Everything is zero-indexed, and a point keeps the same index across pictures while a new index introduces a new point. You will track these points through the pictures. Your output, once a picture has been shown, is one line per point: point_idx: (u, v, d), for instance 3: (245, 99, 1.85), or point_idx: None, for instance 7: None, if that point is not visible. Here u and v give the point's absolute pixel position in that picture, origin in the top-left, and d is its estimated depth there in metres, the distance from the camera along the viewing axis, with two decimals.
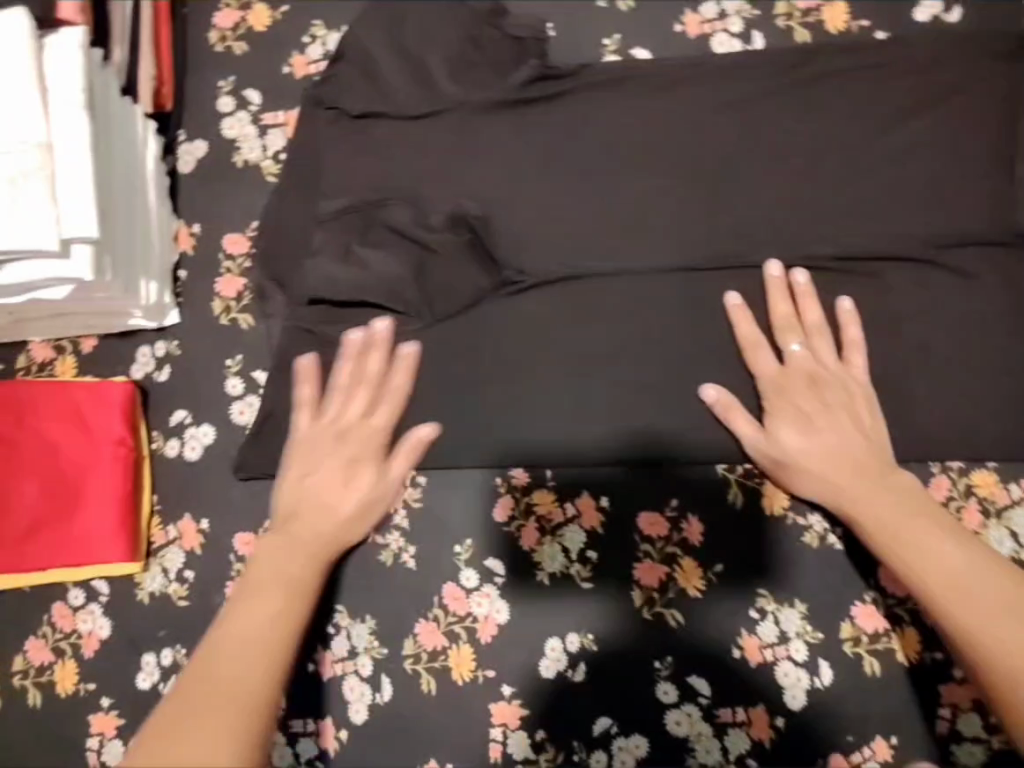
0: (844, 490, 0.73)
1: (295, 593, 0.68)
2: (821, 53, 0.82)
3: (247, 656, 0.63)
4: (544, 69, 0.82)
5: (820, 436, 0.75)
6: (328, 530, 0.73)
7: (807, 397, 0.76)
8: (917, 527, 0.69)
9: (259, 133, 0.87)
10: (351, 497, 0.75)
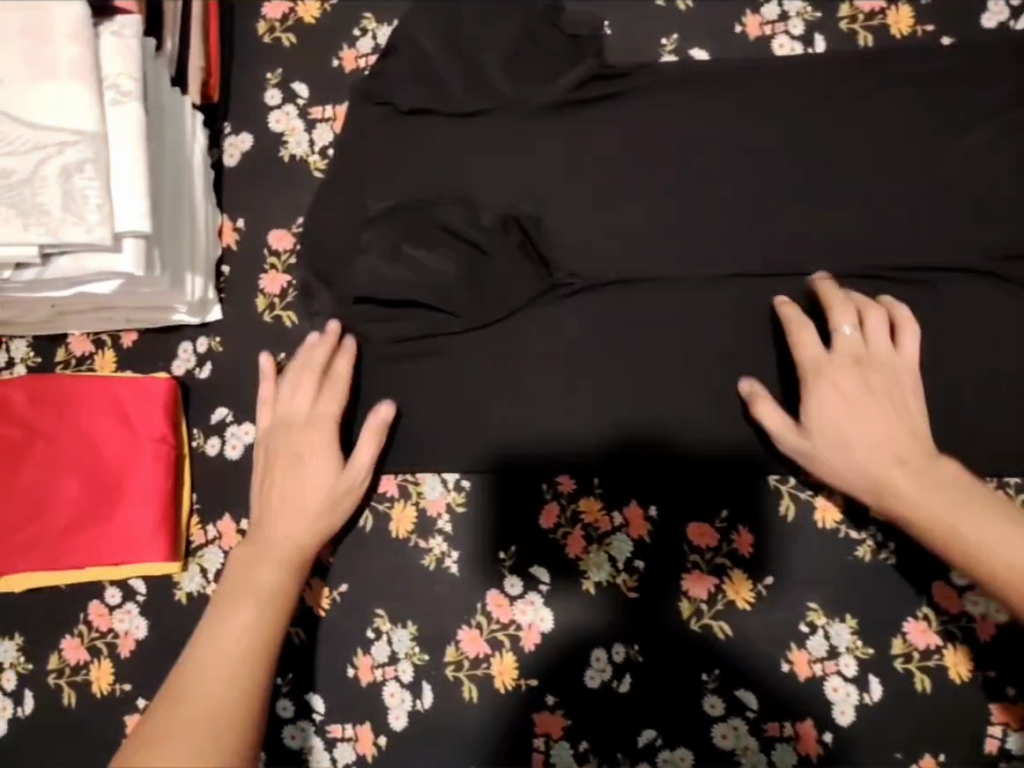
0: (893, 479, 0.69)
1: (257, 600, 0.69)
2: (880, 62, 0.82)
3: (214, 670, 0.64)
4: (600, 68, 0.83)
5: (868, 424, 0.71)
6: (300, 526, 0.73)
7: (852, 380, 0.72)
8: (975, 516, 0.65)
9: (306, 127, 0.87)
10: (323, 490, 0.74)
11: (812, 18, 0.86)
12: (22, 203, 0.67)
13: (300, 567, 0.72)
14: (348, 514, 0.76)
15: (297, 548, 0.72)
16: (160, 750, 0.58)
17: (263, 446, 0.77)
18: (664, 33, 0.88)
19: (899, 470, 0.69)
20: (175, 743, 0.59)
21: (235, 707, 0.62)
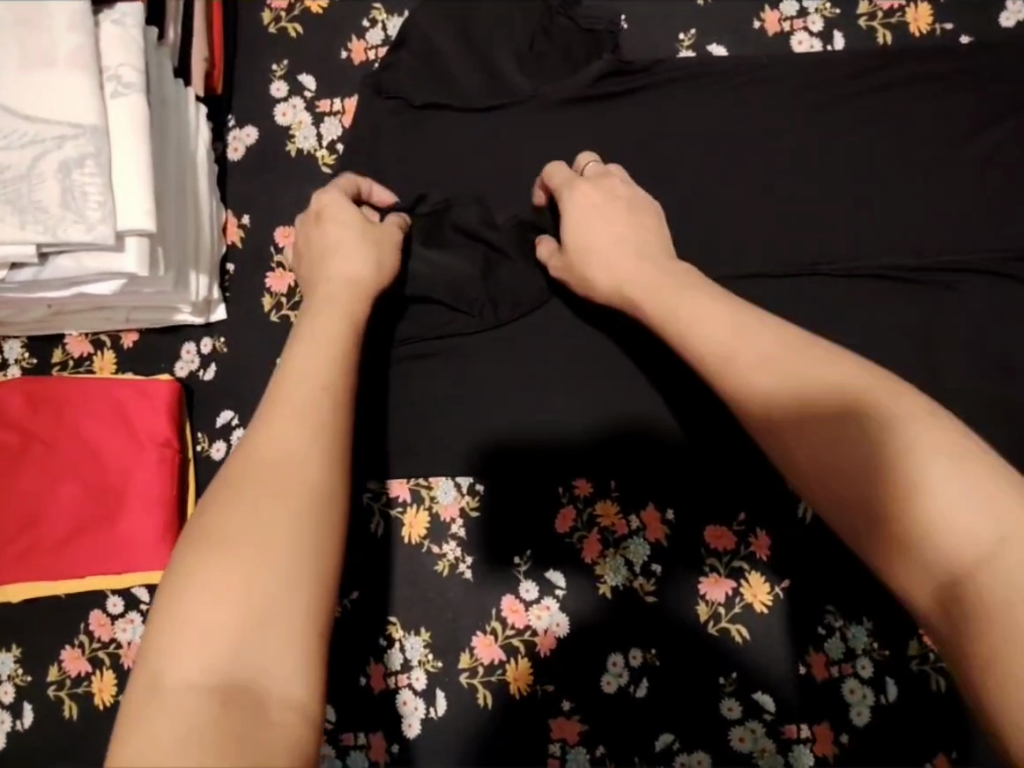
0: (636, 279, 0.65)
1: (321, 347, 0.58)
2: (900, 60, 0.81)
3: (286, 420, 0.52)
4: (618, 64, 0.81)
5: (603, 229, 0.69)
6: (352, 280, 0.66)
7: (597, 194, 0.71)
8: (731, 327, 0.56)
9: (313, 121, 0.84)
10: (364, 241, 0.70)
11: (831, 15, 0.86)
12: (18, 200, 0.64)
13: (356, 318, 0.64)
14: (392, 270, 0.72)
15: (355, 299, 0.65)
16: (236, 504, 0.47)
17: (298, 251, 0.72)
18: (681, 28, 0.87)
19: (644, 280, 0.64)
20: (257, 494, 0.48)
21: (318, 454, 0.51)
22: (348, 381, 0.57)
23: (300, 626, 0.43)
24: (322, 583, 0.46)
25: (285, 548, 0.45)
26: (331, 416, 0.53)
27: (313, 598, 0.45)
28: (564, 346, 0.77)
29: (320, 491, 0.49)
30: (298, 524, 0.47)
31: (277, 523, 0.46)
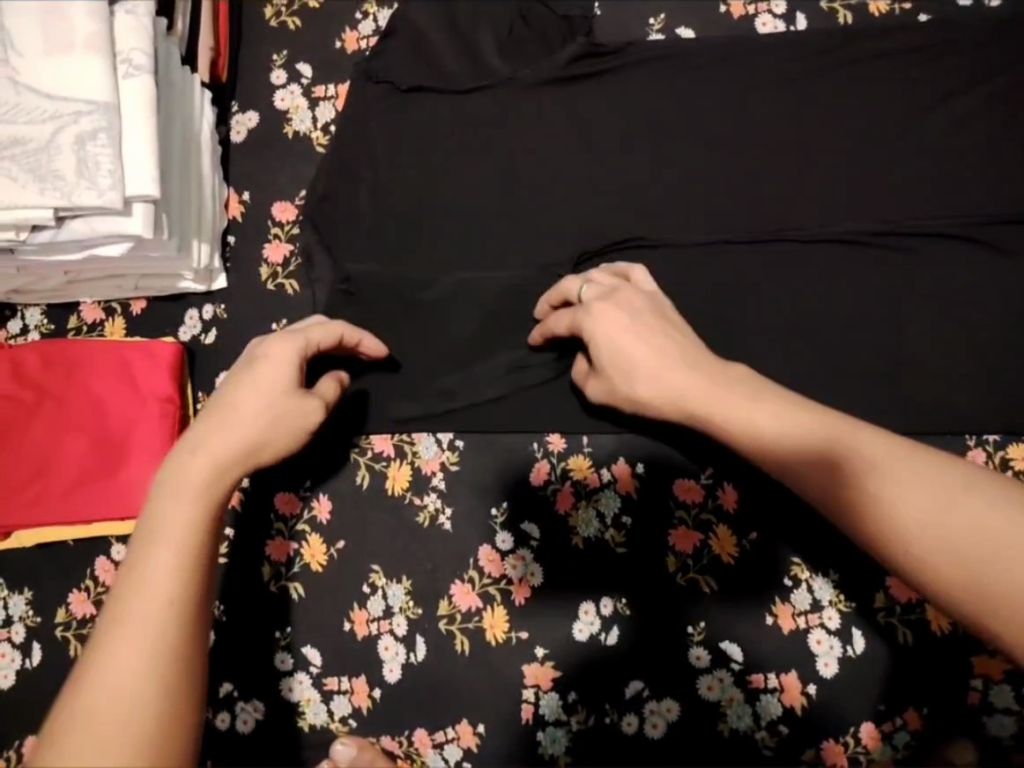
0: (684, 387, 0.66)
1: (168, 555, 0.53)
2: (859, 36, 0.85)
3: (125, 647, 0.50)
4: (590, 47, 0.87)
5: (645, 344, 0.68)
6: (236, 441, 0.60)
7: (624, 309, 0.70)
8: (771, 410, 0.62)
9: (310, 106, 0.92)
10: (273, 401, 0.64)
11: None
12: (39, 169, 0.71)
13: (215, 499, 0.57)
14: (281, 451, 0.64)
15: (220, 475, 0.58)
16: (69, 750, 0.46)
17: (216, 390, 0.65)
18: (652, 13, 0.92)
19: (692, 382, 0.66)
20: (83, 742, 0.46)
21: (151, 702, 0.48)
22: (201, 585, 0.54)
23: None
24: None
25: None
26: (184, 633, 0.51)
27: None
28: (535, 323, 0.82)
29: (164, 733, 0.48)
30: None
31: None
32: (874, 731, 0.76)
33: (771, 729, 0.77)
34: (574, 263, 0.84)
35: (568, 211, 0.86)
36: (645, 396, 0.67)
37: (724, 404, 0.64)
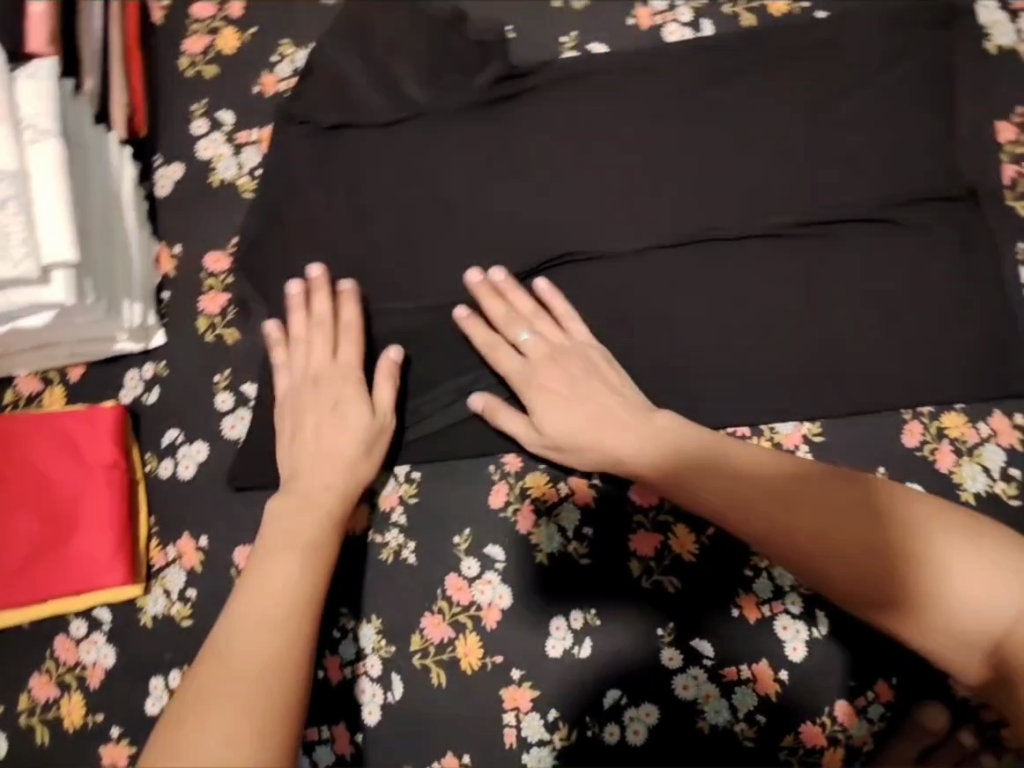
0: (619, 451, 0.75)
1: (299, 553, 0.71)
2: (771, 34, 0.85)
3: (264, 607, 0.68)
4: (509, 69, 0.87)
5: (576, 408, 0.77)
6: (334, 486, 0.76)
7: (556, 375, 0.79)
8: (736, 448, 0.73)
9: (233, 152, 0.91)
10: (356, 448, 0.78)
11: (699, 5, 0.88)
12: None
13: (337, 519, 0.75)
14: (370, 476, 0.79)
15: (334, 500, 0.76)
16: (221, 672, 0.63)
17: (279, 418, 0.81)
18: (563, 32, 0.89)
19: (629, 444, 0.75)
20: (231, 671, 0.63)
21: (284, 663, 0.64)
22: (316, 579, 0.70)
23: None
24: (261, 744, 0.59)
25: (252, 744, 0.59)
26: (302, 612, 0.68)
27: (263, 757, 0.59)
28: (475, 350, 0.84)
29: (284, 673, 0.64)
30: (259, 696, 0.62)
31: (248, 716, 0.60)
32: (848, 709, 0.78)
33: (750, 719, 0.78)
34: (511, 283, 0.84)
35: (499, 231, 0.86)
36: (583, 452, 0.77)
37: (690, 447, 0.73)
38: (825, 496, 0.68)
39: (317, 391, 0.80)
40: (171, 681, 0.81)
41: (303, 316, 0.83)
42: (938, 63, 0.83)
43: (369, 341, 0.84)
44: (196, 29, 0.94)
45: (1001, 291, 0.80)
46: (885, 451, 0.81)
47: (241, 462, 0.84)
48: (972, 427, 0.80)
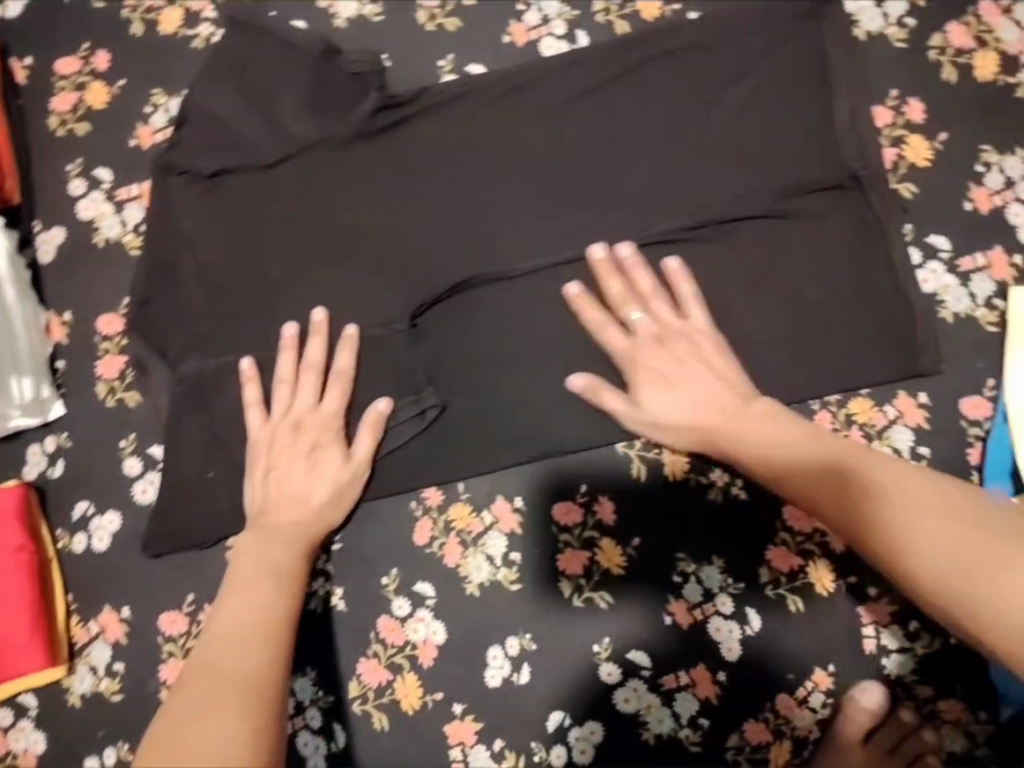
0: (707, 433, 0.75)
1: (269, 583, 0.71)
2: (643, 39, 0.85)
3: (237, 637, 0.67)
4: (387, 99, 0.86)
5: (681, 391, 0.77)
6: (304, 520, 0.77)
7: (662, 359, 0.78)
8: (806, 432, 0.72)
9: (115, 209, 0.89)
10: (325, 494, 0.78)
11: (571, 16, 0.88)
12: None
13: (310, 553, 0.76)
14: (339, 520, 0.79)
15: (302, 535, 0.76)
16: (196, 702, 0.61)
17: (250, 451, 0.80)
18: (440, 55, 0.88)
19: (712, 425, 0.75)
20: (208, 703, 0.61)
21: (267, 680, 0.64)
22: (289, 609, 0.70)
23: None
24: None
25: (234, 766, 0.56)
26: (279, 638, 0.67)
27: None
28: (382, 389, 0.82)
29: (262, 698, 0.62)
30: (238, 721, 0.59)
31: (235, 735, 0.59)
32: (790, 702, 0.78)
33: (693, 725, 0.78)
34: (411, 316, 0.83)
35: (394, 264, 0.84)
36: (676, 433, 0.77)
37: (764, 432, 0.73)
38: (894, 485, 0.65)
39: (295, 436, 0.79)
40: (106, 758, 0.80)
41: (293, 357, 0.82)
42: (811, 52, 0.83)
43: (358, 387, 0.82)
44: (62, 85, 0.91)
45: (894, 272, 0.80)
46: None
47: (154, 529, 0.83)
48: (879, 410, 0.80)
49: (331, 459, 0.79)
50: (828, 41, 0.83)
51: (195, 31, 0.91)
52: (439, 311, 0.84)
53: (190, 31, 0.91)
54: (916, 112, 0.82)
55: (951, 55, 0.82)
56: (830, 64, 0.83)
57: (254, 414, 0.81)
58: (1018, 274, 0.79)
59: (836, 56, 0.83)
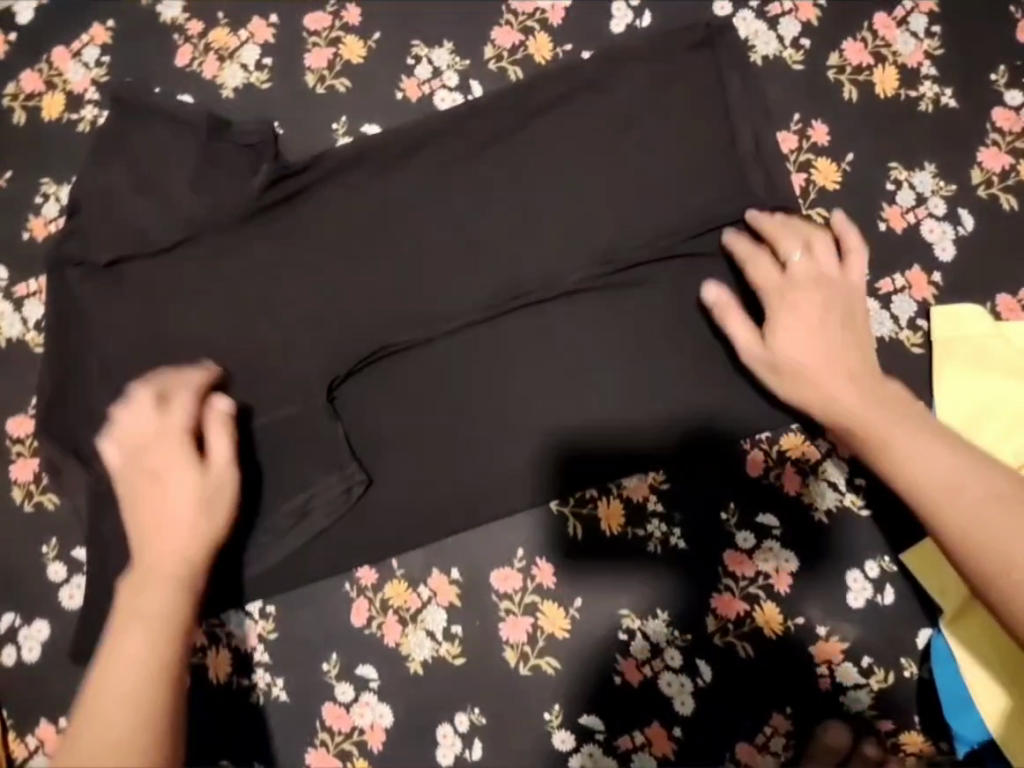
0: (834, 386, 0.70)
1: (147, 637, 0.60)
2: (536, 84, 0.83)
3: (112, 717, 0.57)
4: (280, 169, 0.83)
5: (820, 340, 0.72)
6: (177, 548, 0.64)
7: (812, 300, 0.73)
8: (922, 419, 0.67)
9: (15, 307, 0.86)
10: (189, 510, 0.65)
11: (463, 66, 0.86)
12: None
13: (192, 586, 0.64)
14: (227, 522, 0.67)
15: (183, 568, 0.63)
16: None
17: (117, 486, 0.67)
18: (334, 117, 0.87)
19: (840, 380, 0.70)
20: None
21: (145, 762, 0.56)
22: (172, 663, 0.60)
23: None
24: None
25: None
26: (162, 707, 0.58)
27: None
28: (304, 471, 0.80)
29: None
30: None
31: None
32: (750, 750, 0.76)
33: None
34: (328, 391, 0.81)
35: (304, 339, 0.82)
36: (797, 374, 0.71)
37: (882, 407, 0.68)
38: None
39: (150, 453, 0.67)
40: None
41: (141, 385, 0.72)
42: (707, 82, 0.81)
43: (287, 470, 0.80)
44: None
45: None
46: (731, 484, 0.77)
47: (82, 636, 0.80)
48: (813, 443, 0.77)
49: (199, 474, 0.66)
50: (724, 69, 0.81)
51: (79, 114, 0.89)
52: (357, 383, 0.82)
53: (74, 114, 0.89)
54: (820, 134, 0.81)
55: (850, 73, 0.81)
56: (728, 92, 0.80)
57: (111, 446, 0.68)
58: (938, 291, 0.77)
59: (733, 83, 0.81)
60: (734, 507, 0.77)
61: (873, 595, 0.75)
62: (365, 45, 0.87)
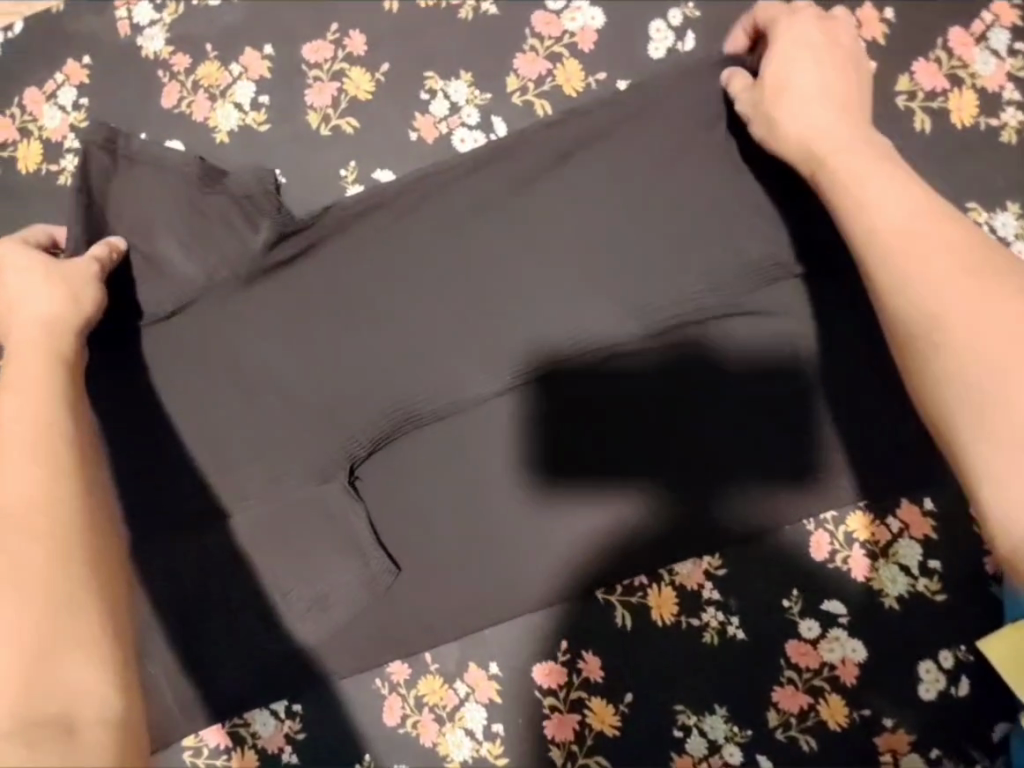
0: (826, 129, 0.62)
1: (25, 394, 0.57)
2: (569, 115, 0.72)
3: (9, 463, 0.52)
4: (281, 226, 0.72)
5: (822, 74, 0.65)
6: (38, 330, 0.63)
7: (818, 40, 0.67)
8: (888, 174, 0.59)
9: None
10: (48, 293, 0.65)
11: (484, 101, 0.77)
12: None
13: (59, 351, 0.62)
14: (95, 311, 0.67)
15: (51, 357, 0.61)
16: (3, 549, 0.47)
17: None
18: (342, 162, 0.78)
19: (834, 122, 0.63)
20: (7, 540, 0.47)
21: (71, 533, 0.49)
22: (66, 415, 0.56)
23: (82, 649, 0.44)
24: (68, 610, 0.45)
25: (59, 621, 0.44)
26: (60, 430, 0.55)
27: (83, 620, 0.45)
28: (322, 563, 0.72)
29: (83, 526, 0.50)
30: (48, 544, 0.47)
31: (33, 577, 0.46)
32: None
33: None
34: (348, 469, 0.74)
35: (314, 414, 0.73)
36: (796, 111, 0.64)
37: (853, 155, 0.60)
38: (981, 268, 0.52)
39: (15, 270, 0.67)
40: None
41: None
42: None
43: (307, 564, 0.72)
44: None
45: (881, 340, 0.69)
46: (793, 568, 0.72)
47: None
48: (882, 524, 0.72)
49: (66, 268, 0.67)
50: None
51: (59, 165, 0.80)
52: (379, 464, 0.75)
53: (54, 165, 0.80)
54: None
55: (922, 100, 0.71)
56: None
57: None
58: None
59: None
60: (797, 595, 0.71)
61: (948, 687, 0.69)
62: (373, 77, 0.78)
